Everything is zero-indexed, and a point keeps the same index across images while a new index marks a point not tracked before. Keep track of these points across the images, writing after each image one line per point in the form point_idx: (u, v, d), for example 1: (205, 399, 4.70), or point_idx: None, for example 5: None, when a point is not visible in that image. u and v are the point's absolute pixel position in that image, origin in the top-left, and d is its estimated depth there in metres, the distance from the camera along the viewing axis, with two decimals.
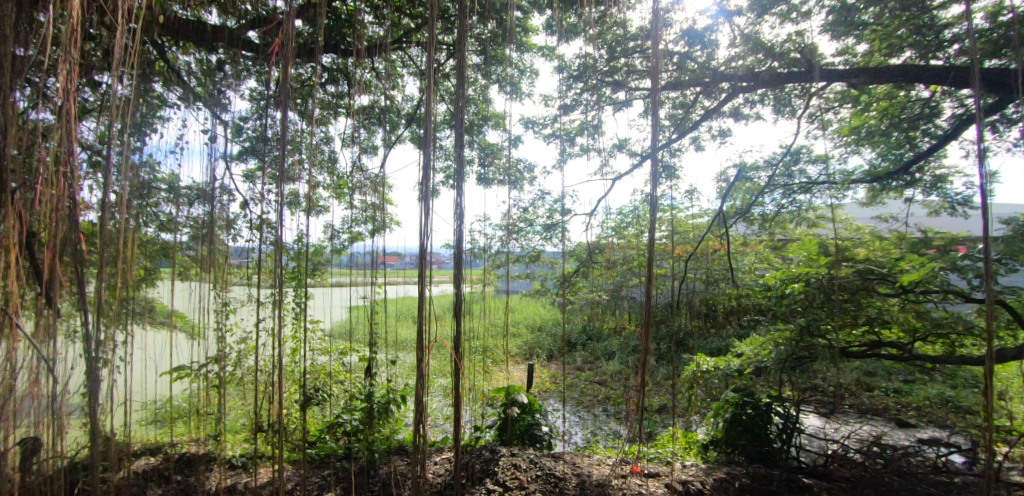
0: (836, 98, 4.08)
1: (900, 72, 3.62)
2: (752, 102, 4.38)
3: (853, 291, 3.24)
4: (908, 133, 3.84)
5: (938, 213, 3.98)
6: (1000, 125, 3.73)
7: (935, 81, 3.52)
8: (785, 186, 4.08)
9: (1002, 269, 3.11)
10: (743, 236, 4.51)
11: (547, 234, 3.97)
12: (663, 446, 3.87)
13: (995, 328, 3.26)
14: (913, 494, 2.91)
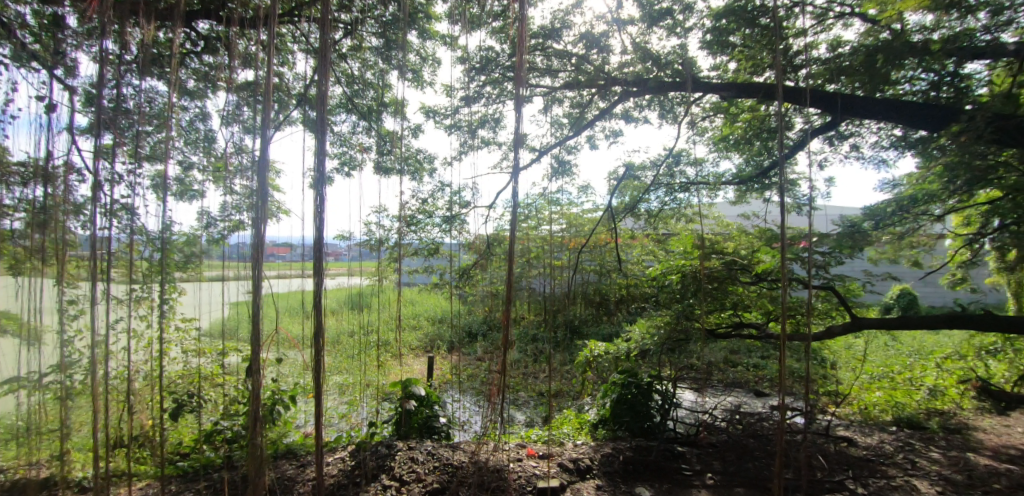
0: (710, 108, 4.56)
1: (733, 88, 4.22)
2: (641, 106, 4.74)
3: (720, 280, 3.65)
4: (766, 142, 4.42)
5: (788, 212, 4.63)
6: (834, 139, 4.43)
7: (753, 95, 4.15)
8: (668, 186, 4.46)
9: (833, 260, 3.71)
10: (631, 230, 4.87)
11: (446, 227, 3.93)
12: (557, 429, 4.07)
13: (828, 309, 3.90)
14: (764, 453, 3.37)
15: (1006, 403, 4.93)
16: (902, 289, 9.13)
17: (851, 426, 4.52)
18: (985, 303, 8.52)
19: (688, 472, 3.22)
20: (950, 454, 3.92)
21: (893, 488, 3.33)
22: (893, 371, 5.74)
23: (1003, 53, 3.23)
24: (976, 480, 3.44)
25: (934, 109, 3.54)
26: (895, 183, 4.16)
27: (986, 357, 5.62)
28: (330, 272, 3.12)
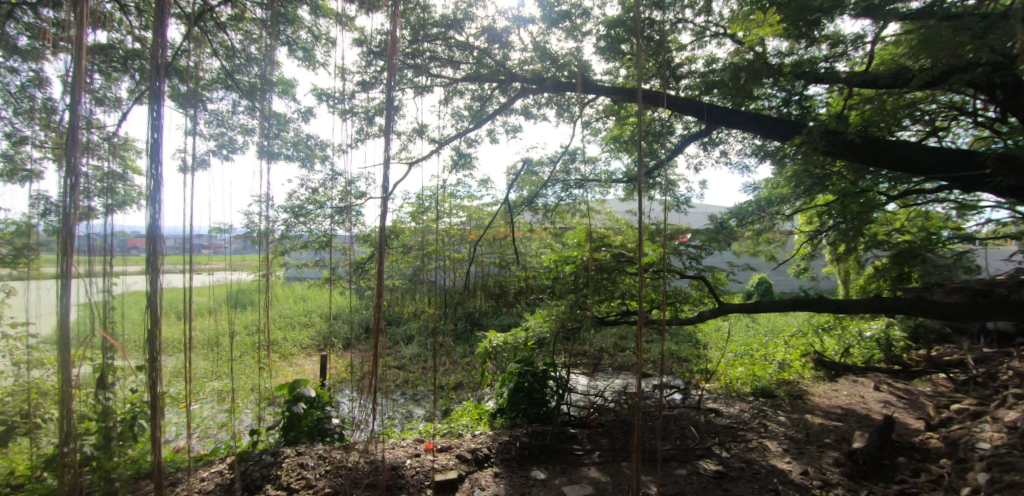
0: (602, 109, 4.85)
1: (610, 91, 4.49)
2: (540, 104, 4.89)
3: (610, 271, 3.96)
4: (651, 144, 4.83)
5: (668, 209, 5.09)
6: (707, 144, 4.95)
7: (621, 98, 4.48)
8: (564, 181, 4.67)
9: (704, 252, 4.18)
10: (530, 223, 5.02)
11: (338, 218, 3.69)
12: (456, 421, 4.10)
13: (700, 296, 4.37)
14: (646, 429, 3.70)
15: (834, 371, 5.90)
16: (759, 277, 10.46)
17: (718, 398, 5.12)
18: (819, 288, 10.10)
19: (580, 452, 3.44)
20: (793, 416, 4.61)
21: (751, 449, 3.84)
22: (751, 349, 6.60)
23: (835, 79, 3.85)
24: (812, 437, 4.10)
25: (779, 122, 4.05)
26: (755, 186, 4.77)
27: (820, 334, 6.69)
28: (206, 267, 2.81)
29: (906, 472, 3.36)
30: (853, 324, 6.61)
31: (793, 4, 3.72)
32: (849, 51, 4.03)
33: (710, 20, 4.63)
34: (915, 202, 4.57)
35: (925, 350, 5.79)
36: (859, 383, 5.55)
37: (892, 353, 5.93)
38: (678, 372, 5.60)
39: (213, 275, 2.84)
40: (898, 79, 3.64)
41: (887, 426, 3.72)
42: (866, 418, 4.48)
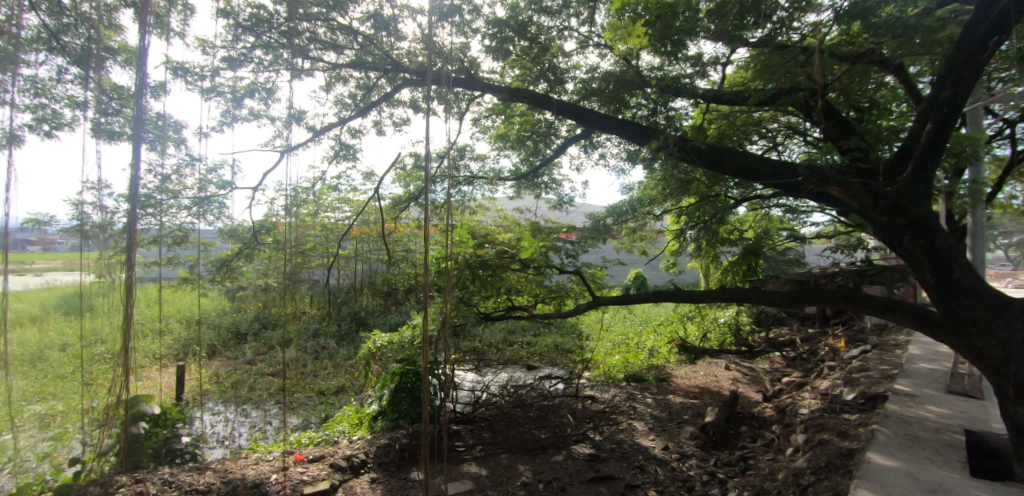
0: (490, 109, 5.01)
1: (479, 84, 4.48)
2: (428, 98, 4.81)
3: (493, 267, 4.20)
4: (537, 145, 5.05)
5: (553, 207, 5.54)
6: (589, 146, 5.26)
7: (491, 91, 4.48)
8: (453, 178, 4.84)
9: (580, 249, 4.47)
10: (419, 220, 4.95)
11: (197, 210, 3.24)
12: (333, 428, 3.91)
13: (577, 290, 4.62)
14: (521, 420, 4.19)
15: (694, 354, 6.63)
16: (636, 271, 11.40)
17: (596, 385, 5.50)
18: (686, 281, 11.25)
19: (460, 448, 3.63)
20: (658, 398, 5.10)
21: (621, 431, 4.18)
22: (626, 339, 7.21)
23: (694, 94, 4.31)
24: (673, 415, 4.57)
25: (640, 126, 4.28)
26: (628, 187, 5.19)
27: (684, 322, 7.50)
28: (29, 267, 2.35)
29: (746, 439, 3.89)
30: (710, 312, 7.50)
31: (661, 22, 4.09)
32: (706, 69, 4.54)
33: (592, 30, 4.91)
34: (757, 205, 5.30)
35: (764, 333, 6.77)
36: (713, 364, 6.30)
37: (740, 336, 6.83)
38: (561, 363, 5.91)
39: (39, 278, 2.41)
40: (740, 97, 4.19)
41: (732, 400, 4.27)
42: (717, 394, 5.10)
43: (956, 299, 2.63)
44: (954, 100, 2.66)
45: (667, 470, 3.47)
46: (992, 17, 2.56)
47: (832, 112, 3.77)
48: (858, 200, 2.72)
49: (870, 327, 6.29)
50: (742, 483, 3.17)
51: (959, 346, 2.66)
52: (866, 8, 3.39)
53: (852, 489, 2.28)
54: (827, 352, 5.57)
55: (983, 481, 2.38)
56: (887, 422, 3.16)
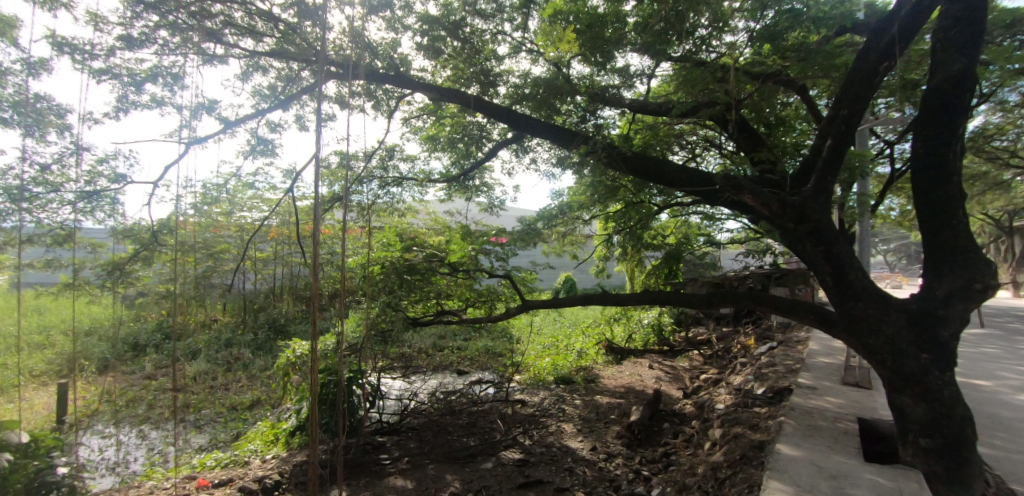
0: (421, 110, 4.95)
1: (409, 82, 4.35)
2: (355, 94, 4.61)
3: (422, 271, 4.17)
4: (469, 148, 5.01)
5: (485, 211, 5.51)
6: (520, 151, 5.30)
7: (423, 90, 4.37)
8: (381, 179, 4.74)
9: (509, 252, 4.46)
10: (344, 222, 4.73)
11: (83, 206, 2.86)
12: (243, 447, 3.60)
13: (506, 294, 4.60)
14: (450, 427, 4.15)
15: (620, 355, 6.87)
16: (565, 275, 11.73)
17: (525, 389, 5.55)
18: (612, 285, 11.74)
19: (386, 461, 3.58)
20: (586, 398, 5.23)
21: (549, 434, 4.25)
22: (556, 341, 7.35)
23: (622, 103, 4.47)
24: (600, 415, 4.71)
25: (562, 129, 4.30)
26: (559, 192, 5.31)
27: (610, 324, 7.77)
28: None
29: (667, 435, 4.10)
30: (635, 314, 7.84)
31: (590, 32, 4.19)
32: (633, 81, 4.72)
33: (525, 36, 4.93)
34: (678, 213, 5.60)
35: (684, 332, 7.16)
36: (637, 364, 6.56)
37: (662, 336, 7.19)
38: (493, 367, 5.92)
39: None
40: (663, 109, 4.40)
41: (655, 399, 4.47)
42: (641, 393, 5.31)
43: (852, 300, 2.88)
44: (850, 117, 2.92)
45: (595, 471, 3.55)
46: (880, 45, 2.86)
47: (744, 126, 4.05)
48: (769, 208, 2.97)
49: (775, 325, 6.86)
50: (665, 480, 3.30)
51: (854, 342, 2.90)
52: (775, 31, 3.75)
53: (764, 480, 2.42)
54: (739, 349, 5.98)
55: (875, 466, 2.62)
56: (792, 414, 3.41)
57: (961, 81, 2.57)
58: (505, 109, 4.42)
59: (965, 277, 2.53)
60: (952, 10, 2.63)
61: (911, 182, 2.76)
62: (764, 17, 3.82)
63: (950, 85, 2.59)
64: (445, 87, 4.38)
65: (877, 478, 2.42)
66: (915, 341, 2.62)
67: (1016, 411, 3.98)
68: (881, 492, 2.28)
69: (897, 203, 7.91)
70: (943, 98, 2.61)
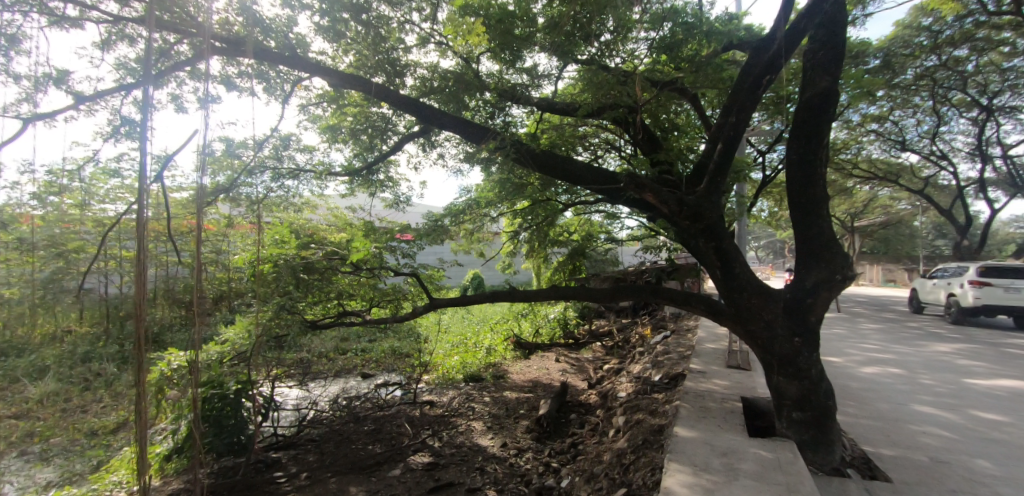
0: (319, 96, 4.61)
1: (309, 64, 3.99)
2: (243, 75, 4.16)
3: (321, 271, 3.87)
4: (372, 141, 4.79)
5: (389, 207, 5.29)
6: (428, 145, 5.15)
7: (324, 75, 4.05)
8: (275, 170, 4.41)
9: (416, 249, 4.38)
10: (229, 216, 4.26)
11: None
12: (102, 478, 3.08)
13: (411, 293, 4.45)
14: (354, 435, 3.92)
15: (528, 350, 6.98)
16: (474, 272, 11.76)
17: (434, 389, 5.43)
18: (519, 281, 11.99)
19: (280, 479, 3.28)
20: (494, 395, 5.24)
21: (460, 433, 4.20)
22: (465, 339, 7.29)
23: (530, 102, 4.53)
24: (510, 411, 4.74)
25: (471, 125, 4.18)
26: (466, 189, 5.35)
27: (518, 319, 7.87)
28: None
29: (574, 426, 4.24)
30: (541, 309, 8.03)
31: (500, 27, 4.16)
32: (540, 81, 4.80)
33: (434, 28, 4.79)
34: (582, 211, 5.82)
35: (587, 325, 7.48)
36: (544, 358, 6.72)
37: (567, 330, 7.45)
38: (400, 369, 5.72)
39: None
40: (569, 109, 4.52)
41: (562, 391, 4.60)
42: (549, 386, 5.43)
43: (737, 291, 3.15)
44: (738, 124, 3.19)
45: (505, 467, 3.55)
46: (764, 62, 3.15)
47: (644, 129, 4.28)
48: (668, 206, 3.14)
49: (668, 316, 7.43)
50: (573, 470, 3.39)
51: (739, 329, 3.18)
52: (671, 42, 4.05)
53: (665, 463, 2.56)
54: (637, 339, 6.39)
55: (757, 439, 2.90)
56: (687, 397, 3.68)
57: (826, 97, 2.91)
58: (413, 101, 4.23)
59: (829, 269, 2.89)
60: (819, 35, 3.01)
61: (787, 185, 3.07)
62: (662, 28, 4.07)
63: (818, 99, 2.93)
64: (350, 73, 4.09)
65: (760, 451, 2.68)
66: (789, 326, 2.96)
67: (861, 382, 4.70)
68: (764, 463, 2.51)
69: (766, 206, 8.99)
70: (813, 111, 2.95)
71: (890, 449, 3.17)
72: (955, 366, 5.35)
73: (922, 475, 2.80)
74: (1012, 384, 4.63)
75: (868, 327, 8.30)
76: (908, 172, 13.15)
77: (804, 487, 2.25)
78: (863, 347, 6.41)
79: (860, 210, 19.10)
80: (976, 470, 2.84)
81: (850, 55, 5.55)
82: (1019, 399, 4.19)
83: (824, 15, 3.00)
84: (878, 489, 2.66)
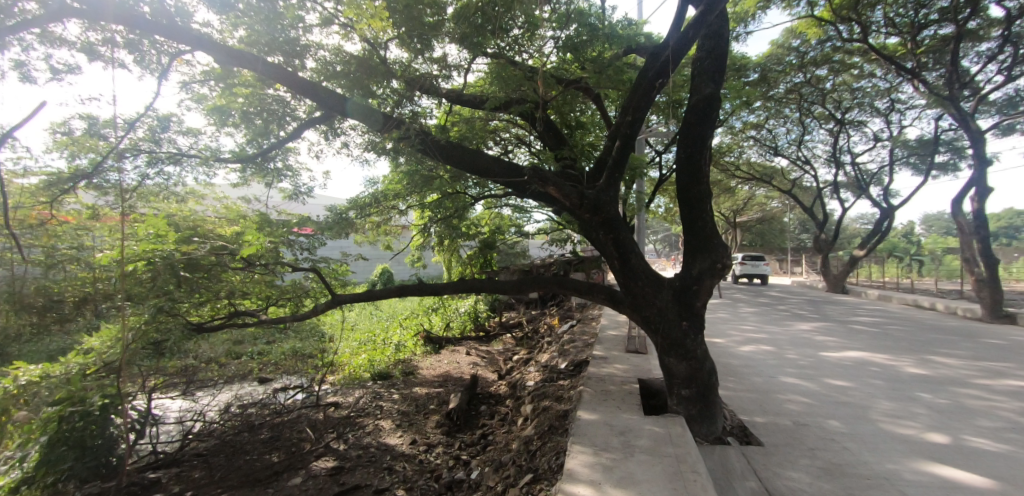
0: (204, 73, 4.16)
1: (190, 36, 3.58)
2: (108, 42, 3.62)
3: (207, 268, 3.46)
4: (267, 126, 4.42)
5: (288, 198, 4.92)
6: (330, 134, 4.86)
7: (207, 49, 3.64)
8: (150, 154, 3.90)
9: (316, 243, 4.22)
10: (92, 205, 3.70)
11: None
12: None
13: (312, 291, 4.18)
14: (250, 444, 3.61)
15: (438, 344, 6.90)
16: (383, 268, 11.37)
17: (338, 390, 5.16)
18: (430, 275, 11.83)
19: None
20: (404, 392, 5.12)
21: (367, 434, 4.05)
22: (373, 336, 7.02)
23: (440, 94, 4.46)
24: (420, 406, 4.66)
25: (373, 112, 3.99)
26: (372, 180, 5.14)
27: (428, 314, 7.76)
28: None
29: (484, 417, 4.27)
30: (452, 303, 7.97)
31: (407, 13, 3.99)
32: (451, 73, 4.73)
33: (338, 9, 4.52)
34: (492, 205, 5.86)
35: (498, 317, 7.58)
36: (455, 351, 6.68)
37: (478, 323, 7.49)
38: (301, 371, 5.38)
39: None
40: (477, 101, 4.49)
41: (472, 384, 4.61)
42: (459, 380, 5.40)
43: (634, 280, 3.33)
44: (633, 124, 3.40)
45: (414, 464, 3.48)
46: (658, 65, 3.33)
47: (550, 125, 4.39)
48: (569, 199, 3.24)
49: (574, 306, 7.75)
50: (483, 460, 3.41)
51: (635, 316, 3.38)
52: (577, 42, 4.09)
53: (568, 446, 2.65)
54: (546, 329, 6.59)
55: (652, 417, 3.10)
56: (589, 382, 3.86)
57: (710, 102, 3.19)
58: (311, 84, 3.96)
59: (711, 259, 3.18)
60: (705, 46, 3.29)
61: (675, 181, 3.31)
62: (569, 28, 4.10)
63: (702, 104, 3.20)
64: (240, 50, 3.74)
65: (653, 428, 2.87)
66: (678, 311, 3.21)
67: (739, 359, 5.25)
68: (657, 439, 2.70)
69: (662, 202, 9.70)
70: (698, 114, 3.22)
71: (762, 417, 3.57)
72: (814, 341, 6.19)
73: (787, 437, 3.19)
74: (855, 355, 5.46)
75: (746, 310, 9.31)
76: (779, 175, 14.91)
77: (691, 457, 2.45)
78: (742, 328, 7.18)
79: (741, 207, 21.32)
80: (828, 430, 3.30)
81: (733, 67, 6.14)
82: (860, 367, 4.94)
83: (708, 27, 3.27)
84: (752, 453, 2.98)
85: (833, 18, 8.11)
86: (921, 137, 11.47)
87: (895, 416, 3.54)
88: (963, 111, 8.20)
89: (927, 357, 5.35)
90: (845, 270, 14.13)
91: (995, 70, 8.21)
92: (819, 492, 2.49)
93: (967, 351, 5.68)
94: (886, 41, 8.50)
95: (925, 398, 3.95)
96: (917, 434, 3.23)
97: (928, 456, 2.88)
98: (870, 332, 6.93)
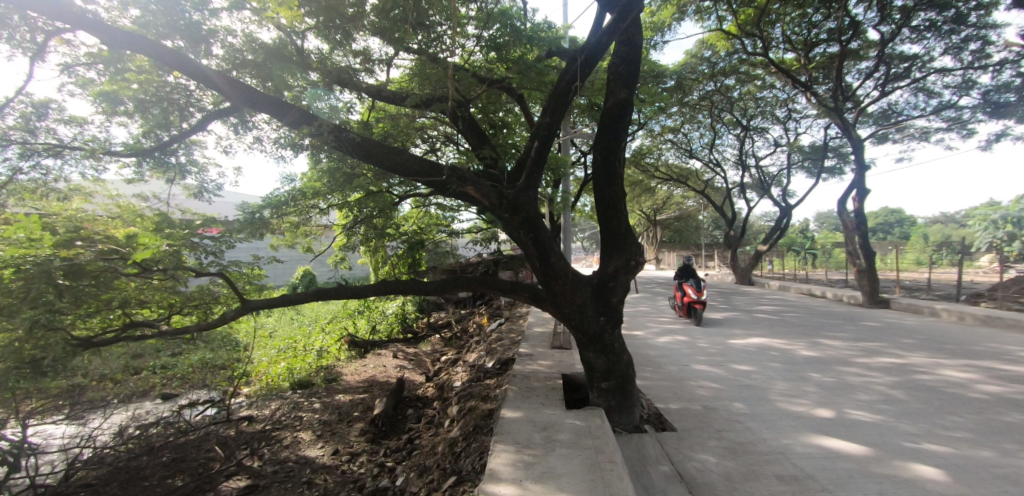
0: (87, 56, 3.70)
1: (65, 13, 3.14)
2: None
3: (95, 274, 3.06)
4: (167, 116, 4.05)
5: (192, 196, 4.51)
6: (240, 127, 4.54)
7: (89, 30, 3.22)
8: (23, 145, 3.41)
9: (224, 245, 3.87)
10: None
11: None
12: None
13: (220, 297, 3.87)
14: (150, 468, 3.19)
15: (363, 348, 6.67)
16: (303, 270, 10.78)
17: (252, 402, 4.83)
18: (357, 276, 11.40)
19: None
20: (326, 400, 4.89)
21: (285, 446, 3.92)
22: (293, 342, 6.65)
23: (360, 88, 4.29)
24: (343, 414, 4.47)
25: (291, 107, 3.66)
26: (289, 177, 4.85)
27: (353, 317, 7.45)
28: None
29: (410, 421, 4.18)
30: (379, 304, 7.72)
31: (323, 2, 3.78)
32: (373, 67, 4.58)
33: None
34: (419, 204, 5.74)
35: (426, 318, 7.44)
36: (381, 355, 6.48)
37: (406, 324, 7.32)
38: (211, 383, 4.97)
39: None
40: (396, 97, 4.35)
41: (398, 388, 4.49)
42: (385, 384, 5.24)
43: (554, 279, 3.38)
44: (551, 125, 3.45)
45: (336, 476, 3.35)
46: (574, 68, 3.39)
47: (473, 125, 4.27)
48: (489, 200, 3.17)
49: (503, 304, 7.80)
50: (408, 466, 3.32)
51: (556, 313, 3.44)
52: (501, 42, 4.19)
53: (492, 445, 2.65)
54: (475, 328, 6.58)
55: (573, 410, 3.20)
56: (515, 379, 3.90)
57: (624, 106, 3.33)
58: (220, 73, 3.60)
59: (625, 256, 3.33)
60: (620, 51, 3.41)
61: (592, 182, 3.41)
62: (490, 27, 4.15)
63: (616, 108, 3.32)
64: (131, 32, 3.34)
65: (574, 421, 2.96)
66: (595, 306, 3.34)
67: (658, 350, 5.55)
68: (577, 432, 2.78)
69: (588, 202, 10.02)
70: (612, 118, 3.35)
71: (676, 403, 3.80)
72: (724, 330, 6.68)
73: (697, 421, 3.41)
74: (758, 341, 5.96)
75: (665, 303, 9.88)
76: (694, 175, 15.94)
77: (609, 447, 2.54)
78: (660, 320, 7.61)
79: (661, 206, 22.57)
80: (733, 412, 3.57)
81: (649, 73, 6.46)
82: (762, 352, 5.41)
83: (622, 33, 3.39)
84: (666, 438, 3.16)
85: (739, 33, 8.82)
86: (813, 144, 12.73)
87: (789, 396, 3.91)
88: (847, 121, 9.10)
89: (817, 340, 5.96)
90: (750, 263, 15.40)
91: (872, 86, 9.30)
92: (723, 470, 2.68)
93: (849, 333, 6.40)
94: (784, 56, 9.36)
95: (814, 378, 4.40)
96: (807, 411, 3.58)
97: (817, 430, 3.20)
98: (770, 320, 7.61)
